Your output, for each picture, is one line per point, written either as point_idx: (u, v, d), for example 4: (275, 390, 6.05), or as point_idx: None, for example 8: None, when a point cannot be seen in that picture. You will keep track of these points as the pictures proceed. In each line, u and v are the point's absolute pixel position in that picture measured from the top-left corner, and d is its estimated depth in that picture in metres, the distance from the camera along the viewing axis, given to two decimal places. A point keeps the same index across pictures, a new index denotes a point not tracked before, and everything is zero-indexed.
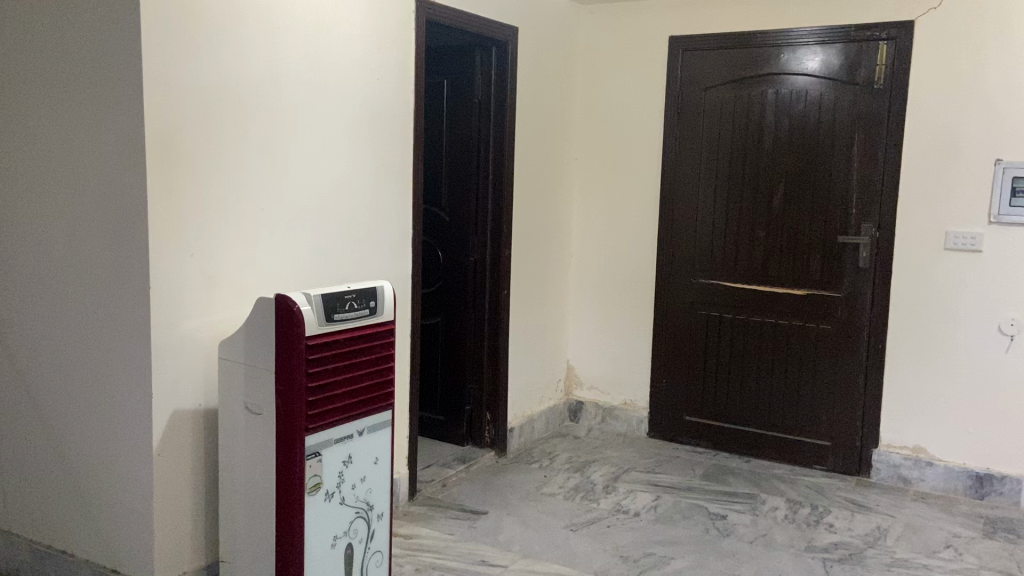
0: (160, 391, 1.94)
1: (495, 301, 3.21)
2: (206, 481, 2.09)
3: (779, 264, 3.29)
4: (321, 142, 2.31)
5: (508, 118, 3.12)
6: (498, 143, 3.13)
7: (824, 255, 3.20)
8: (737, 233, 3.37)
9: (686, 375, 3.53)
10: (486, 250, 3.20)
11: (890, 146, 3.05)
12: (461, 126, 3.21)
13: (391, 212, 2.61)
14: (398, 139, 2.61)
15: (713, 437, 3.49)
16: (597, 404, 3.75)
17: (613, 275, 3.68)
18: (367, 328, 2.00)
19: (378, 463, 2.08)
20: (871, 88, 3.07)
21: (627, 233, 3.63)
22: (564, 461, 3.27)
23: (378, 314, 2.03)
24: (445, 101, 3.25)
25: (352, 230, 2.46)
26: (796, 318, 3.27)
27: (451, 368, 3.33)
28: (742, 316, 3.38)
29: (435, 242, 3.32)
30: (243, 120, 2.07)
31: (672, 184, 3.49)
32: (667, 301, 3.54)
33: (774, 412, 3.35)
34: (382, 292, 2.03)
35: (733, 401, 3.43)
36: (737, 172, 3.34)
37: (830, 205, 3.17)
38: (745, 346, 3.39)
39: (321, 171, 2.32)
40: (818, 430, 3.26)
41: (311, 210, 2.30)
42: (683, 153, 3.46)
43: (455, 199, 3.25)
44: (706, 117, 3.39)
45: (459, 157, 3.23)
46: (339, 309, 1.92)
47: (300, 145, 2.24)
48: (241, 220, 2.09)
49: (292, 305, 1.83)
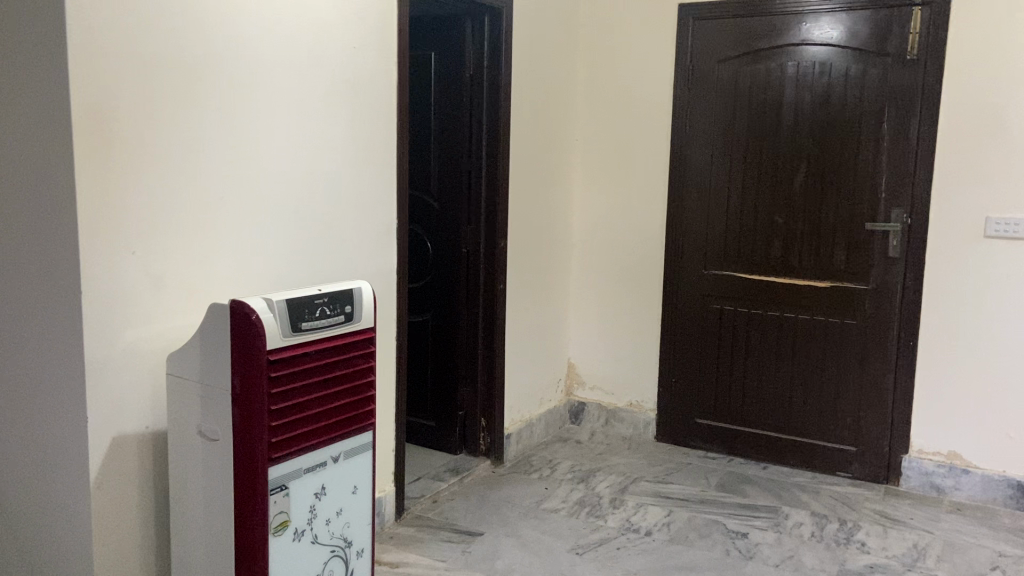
0: (98, 414, 1.65)
1: (489, 297, 2.92)
2: (157, 512, 1.81)
3: (800, 253, 3.00)
4: (288, 120, 2.01)
5: (502, 94, 2.82)
6: (492, 123, 2.83)
7: (850, 243, 2.92)
8: (753, 219, 3.08)
9: (697, 374, 3.26)
10: (479, 240, 2.91)
11: (925, 122, 2.76)
12: (450, 104, 2.91)
13: (372, 201, 2.31)
14: (378, 114, 2.31)
15: (727, 441, 3.22)
16: (599, 405, 3.48)
17: (617, 266, 3.40)
18: (342, 339, 1.71)
19: (356, 493, 1.80)
20: (903, 59, 2.78)
21: (633, 220, 3.34)
22: (566, 470, 3.00)
23: (355, 321, 1.74)
24: (433, 75, 2.94)
25: (327, 221, 2.16)
26: (819, 313, 2.99)
27: (442, 369, 3.05)
28: (759, 310, 3.10)
29: (423, 231, 3.03)
30: (195, 94, 1.76)
31: (682, 166, 3.20)
32: (676, 294, 3.26)
33: (794, 415, 3.08)
34: (359, 296, 1.75)
35: (748, 403, 3.16)
36: (753, 153, 3.05)
37: (857, 188, 2.89)
38: (762, 343, 3.11)
39: (290, 153, 2.02)
40: (843, 435, 3.00)
41: (278, 199, 2.00)
42: (694, 133, 3.16)
43: (445, 185, 2.96)
44: (719, 93, 3.10)
45: (449, 138, 2.93)
46: (308, 315, 1.63)
47: (264, 124, 1.94)
48: (194, 211, 1.79)
49: (251, 314, 1.54)
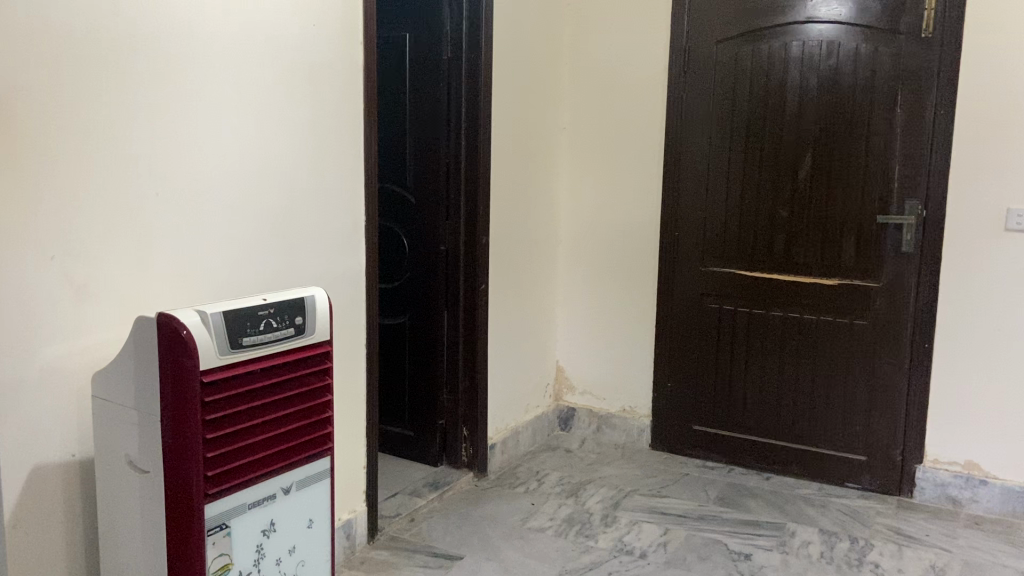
0: (10, 444, 1.43)
1: (470, 298, 2.71)
2: (86, 551, 1.59)
3: (805, 249, 2.80)
4: (236, 105, 1.79)
5: (482, 78, 2.60)
6: (472, 109, 2.61)
7: (859, 237, 2.71)
8: (755, 212, 2.86)
9: (694, 378, 3.04)
10: (459, 236, 2.69)
11: (941, 106, 2.55)
12: (426, 89, 2.68)
13: (334, 195, 2.09)
14: (342, 100, 2.08)
15: (726, 449, 3.01)
16: (590, 411, 3.28)
17: (608, 263, 3.18)
18: (292, 354, 1.50)
19: (312, 527, 1.59)
20: (916, 38, 2.57)
21: (625, 213, 3.13)
22: (554, 483, 2.79)
23: (308, 333, 1.53)
24: (408, 58, 2.71)
25: (282, 218, 1.94)
26: (826, 312, 2.79)
27: (421, 375, 2.83)
28: (761, 310, 2.89)
29: (399, 227, 2.80)
30: (123, 73, 1.54)
31: (677, 156, 2.98)
32: (672, 292, 3.05)
33: (799, 422, 2.88)
34: (312, 305, 1.54)
35: (750, 409, 2.96)
36: (754, 141, 2.83)
37: (866, 178, 2.68)
38: (764, 345, 2.90)
39: (237, 142, 1.80)
40: (852, 443, 2.80)
41: (224, 194, 1.78)
42: (691, 120, 2.94)
43: (421, 176, 2.73)
44: (717, 77, 2.88)
45: (425, 125, 2.70)
46: (250, 328, 1.41)
47: (205, 109, 1.71)
48: (125, 208, 1.57)
49: (180, 328, 1.32)
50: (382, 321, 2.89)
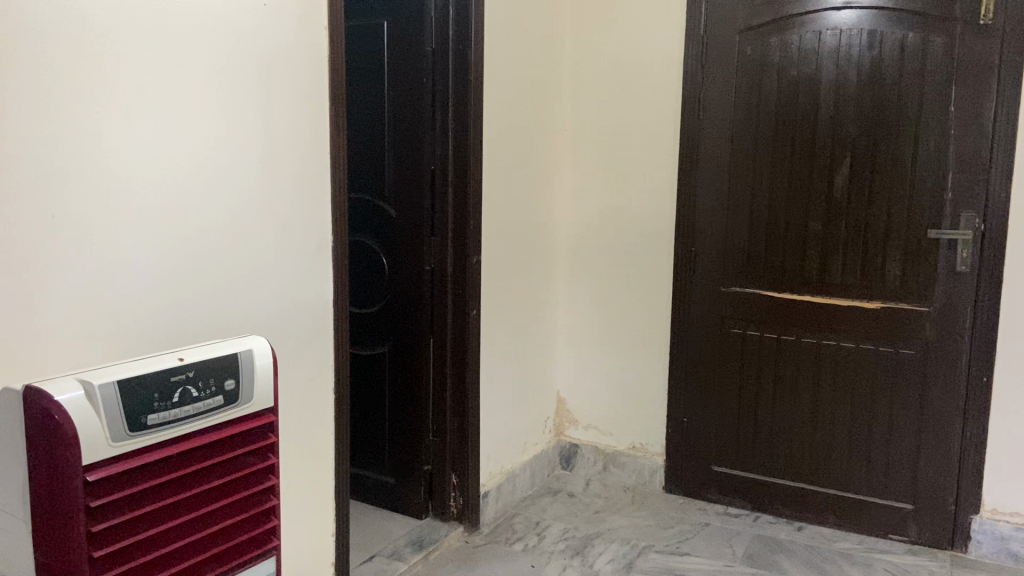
0: None
1: (459, 327, 2.35)
2: None
3: (842, 267, 2.44)
4: (164, 102, 1.41)
5: (473, 72, 2.23)
6: (461, 107, 2.25)
7: (906, 254, 2.36)
8: (784, 224, 2.50)
9: (714, 412, 2.68)
10: (447, 255, 2.33)
11: (1004, 104, 2.20)
12: (406, 84, 2.32)
13: (295, 214, 1.72)
14: (303, 97, 1.72)
15: (751, 493, 2.66)
16: (595, 448, 2.92)
17: (615, 280, 2.83)
18: (217, 433, 1.13)
19: None
20: (975, 24, 2.21)
21: (634, 224, 2.77)
22: (556, 538, 2.43)
23: (244, 401, 1.15)
24: (386, 49, 2.33)
25: (228, 241, 1.57)
26: (867, 340, 2.44)
27: (403, 414, 2.46)
28: (791, 335, 2.53)
29: (377, 244, 2.43)
30: (11, 59, 1.17)
31: (693, 160, 2.62)
32: (689, 315, 2.68)
33: (835, 463, 2.52)
34: (248, 364, 1.16)
35: (779, 447, 2.60)
36: (783, 144, 2.47)
37: (914, 186, 2.33)
38: (793, 376, 2.55)
39: (165, 149, 1.42)
40: (897, 489, 2.45)
41: (149, 214, 1.40)
42: (709, 119, 2.58)
43: (402, 186, 2.36)
44: (740, 72, 2.51)
45: (407, 127, 2.33)
46: (157, 402, 1.04)
47: (120, 107, 1.34)
48: (9, 235, 1.20)
49: (52, 408, 0.95)
50: (352, 350, 2.53)
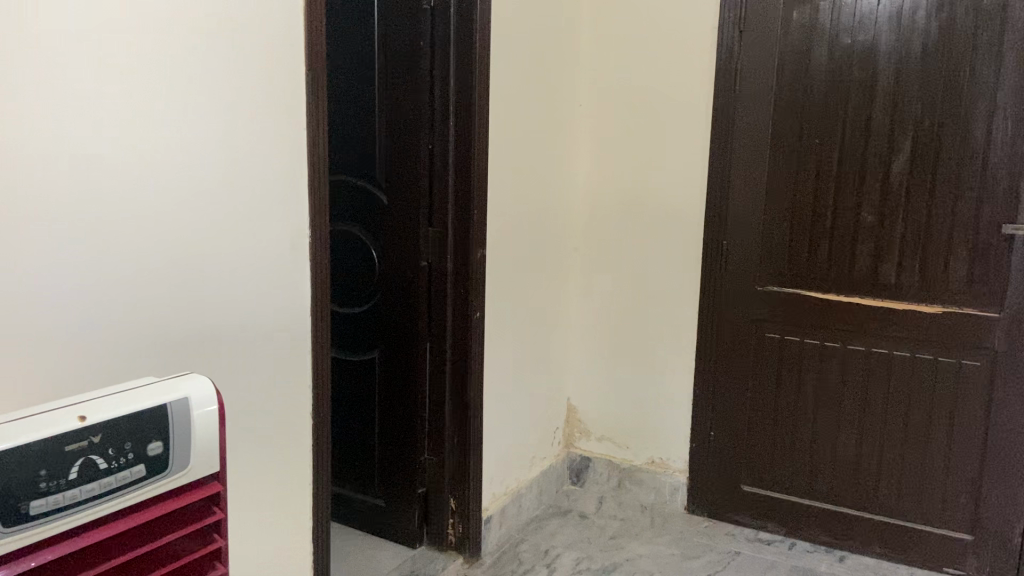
0: None
1: (460, 333, 2.04)
2: None
3: (898, 266, 2.13)
4: (94, 66, 1.09)
5: (478, 36, 1.91)
6: (464, 77, 1.92)
7: (974, 251, 2.05)
8: (831, 215, 2.19)
9: (745, 425, 2.39)
10: (447, 249, 2.02)
11: None
12: (400, 50, 1.98)
13: (265, 206, 1.41)
14: (276, 62, 1.39)
15: (785, 517, 2.37)
16: (609, 462, 2.64)
17: (634, 275, 2.52)
18: (126, 519, 0.81)
19: None
20: None
21: (656, 213, 2.46)
22: (569, 571, 2.14)
23: (174, 469, 0.84)
24: (375, 8, 1.99)
25: (176, 243, 1.25)
26: (925, 348, 2.14)
27: (394, 429, 2.16)
28: (837, 341, 2.23)
29: (366, 236, 2.11)
30: None
31: (727, 142, 2.30)
32: (719, 317, 2.38)
33: (883, 486, 2.24)
34: (181, 417, 0.85)
35: (819, 467, 2.31)
36: (832, 124, 2.16)
37: (987, 173, 2.01)
38: (838, 388, 2.25)
39: (90, 126, 1.09)
40: (955, 517, 2.17)
41: (70, 209, 1.08)
42: (746, 94, 2.25)
43: (395, 170, 2.04)
44: (784, 41, 2.19)
45: (400, 101, 2.00)
46: (44, 481, 0.73)
47: (38, 75, 1.01)
48: None
49: None
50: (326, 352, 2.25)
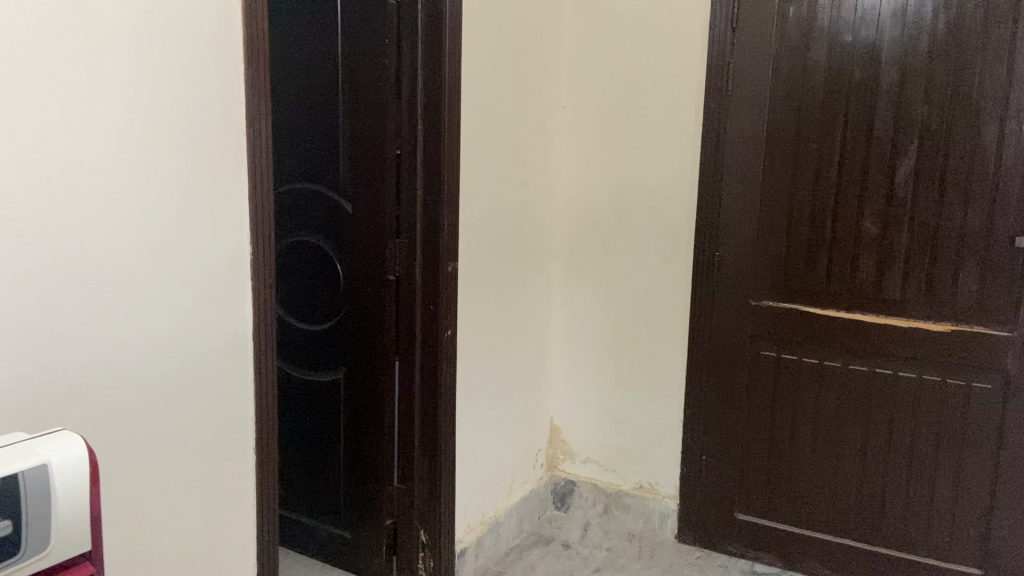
0: None
1: (430, 353, 1.88)
2: None
3: (903, 280, 1.98)
4: None
5: (447, 30, 1.74)
6: (433, 77, 1.77)
7: (985, 265, 1.90)
8: (830, 225, 2.04)
9: (739, 450, 2.24)
10: (416, 263, 1.86)
11: None
12: (364, 48, 1.83)
13: (198, 221, 1.25)
14: (209, 60, 1.24)
15: (782, 548, 2.22)
16: (595, 487, 2.49)
17: (621, 287, 2.37)
18: None
19: None
20: None
21: (644, 222, 2.31)
22: None
23: (31, 552, 0.69)
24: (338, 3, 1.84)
25: (88, 264, 1.09)
26: (931, 369, 1.99)
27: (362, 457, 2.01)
28: (836, 361, 2.08)
29: (330, 249, 1.96)
30: None
31: (719, 147, 2.15)
32: (711, 333, 2.23)
33: (886, 516, 2.09)
34: (42, 487, 0.69)
35: (818, 495, 2.16)
36: (832, 128, 2.01)
37: (999, 182, 1.86)
38: (837, 411, 2.10)
39: None
40: (963, 550, 2.02)
41: None
42: (740, 96, 2.10)
43: (360, 177, 1.88)
44: (782, 39, 2.03)
45: (364, 103, 1.85)
46: None
47: None
48: None
49: None
50: (290, 372, 2.10)
